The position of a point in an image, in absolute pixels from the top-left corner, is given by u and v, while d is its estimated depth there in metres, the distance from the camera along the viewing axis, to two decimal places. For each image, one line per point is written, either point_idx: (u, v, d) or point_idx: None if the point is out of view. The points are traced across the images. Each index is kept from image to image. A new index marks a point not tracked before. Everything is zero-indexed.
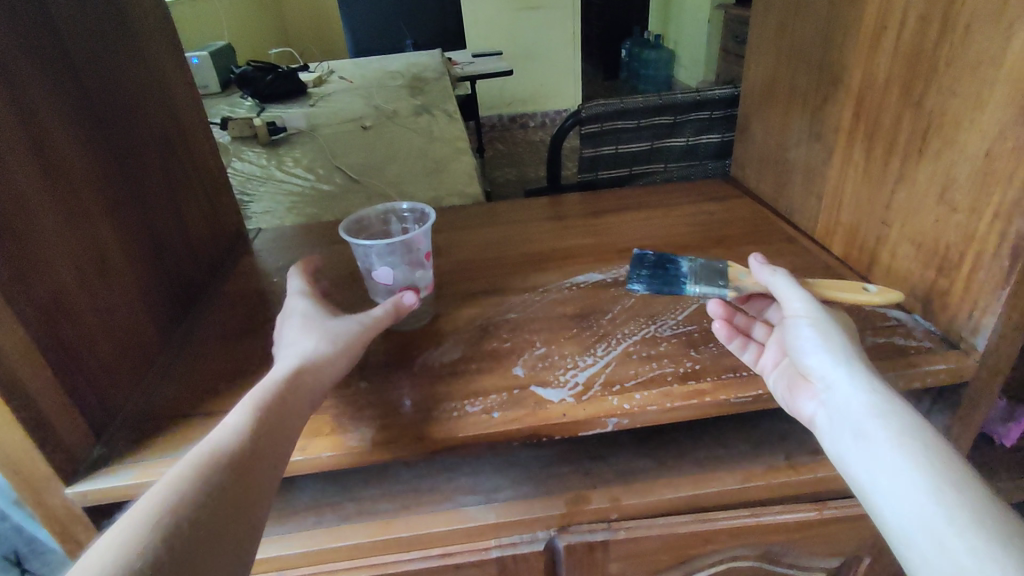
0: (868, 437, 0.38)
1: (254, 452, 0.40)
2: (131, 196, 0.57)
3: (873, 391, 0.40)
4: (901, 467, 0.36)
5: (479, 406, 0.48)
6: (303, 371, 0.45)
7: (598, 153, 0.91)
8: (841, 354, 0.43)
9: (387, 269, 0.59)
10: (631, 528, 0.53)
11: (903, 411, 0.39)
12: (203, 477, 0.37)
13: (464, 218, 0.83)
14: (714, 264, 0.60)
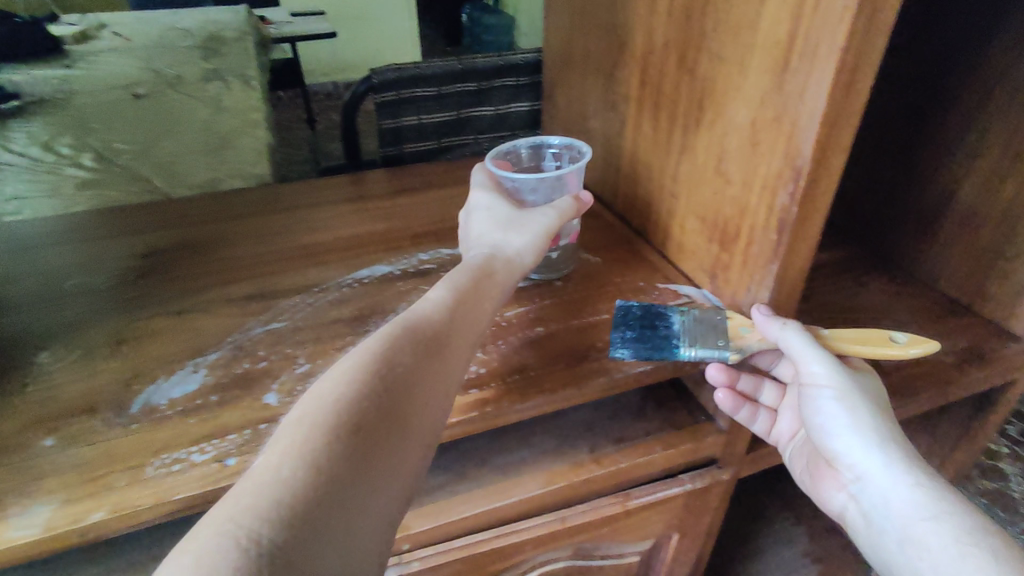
0: (916, 530, 0.39)
1: (375, 396, 0.34)
2: None
3: (913, 479, 0.40)
4: (951, 560, 0.37)
5: (211, 452, 0.38)
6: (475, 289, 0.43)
7: (400, 125, 0.81)
8: (874, 432, 0.42)
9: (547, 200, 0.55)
10: (424, 557, 0.47)
11: (948, 500, 0.39)
12: (332, 426, 0.31)
13: (240, 205, 0.71)
14: (710, 317, 0.47)
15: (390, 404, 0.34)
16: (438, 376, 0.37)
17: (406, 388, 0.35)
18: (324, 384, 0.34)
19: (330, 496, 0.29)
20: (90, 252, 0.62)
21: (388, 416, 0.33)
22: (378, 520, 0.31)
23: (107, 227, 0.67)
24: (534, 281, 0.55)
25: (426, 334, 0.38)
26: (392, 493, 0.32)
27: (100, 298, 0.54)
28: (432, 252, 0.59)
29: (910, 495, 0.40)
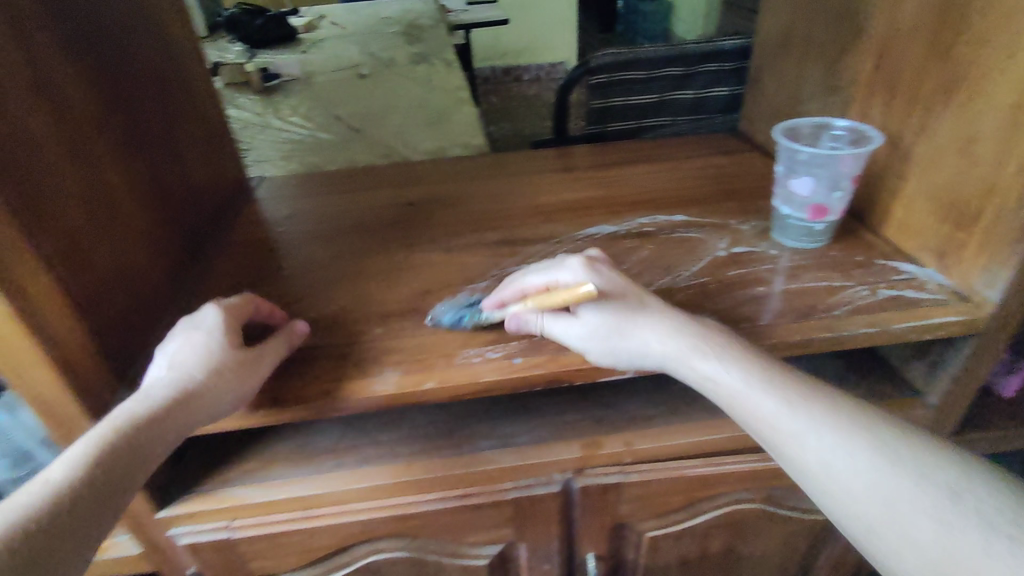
0: (867, 496, 0.39)
1: (153, 422, 0.41)
2: (139, 138, 0.55)
3: (846, 435, 0.41)
4: (911, 511, 0.38)
5: (501, 352, 0.49)
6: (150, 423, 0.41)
7: (608, 105, 0.91)
8: (793, 399, 0.42)
9: (806, 182, 0.56)
10: (643, 471, 0.55)
11: (896, 442, 0.40)
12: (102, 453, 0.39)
13: (471, 169, 0.82)
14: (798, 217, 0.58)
15: (137, 461, 0.40)
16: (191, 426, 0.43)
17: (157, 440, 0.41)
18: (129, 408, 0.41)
19: (70, 513, 0.36)
20: (363, 198, 0.76)
21: (127, 475, 0.39)
22: (113, 482, 0.39)
23: (370, 180, 0.82)
24: (749, 248, 0.60)
25: (169, 412, 0.42)
26: (107, 477, 0.38)
27: (384, 231, 0.67)
28: (650, 218, 0.66)
29: (851, 458, 0.40)
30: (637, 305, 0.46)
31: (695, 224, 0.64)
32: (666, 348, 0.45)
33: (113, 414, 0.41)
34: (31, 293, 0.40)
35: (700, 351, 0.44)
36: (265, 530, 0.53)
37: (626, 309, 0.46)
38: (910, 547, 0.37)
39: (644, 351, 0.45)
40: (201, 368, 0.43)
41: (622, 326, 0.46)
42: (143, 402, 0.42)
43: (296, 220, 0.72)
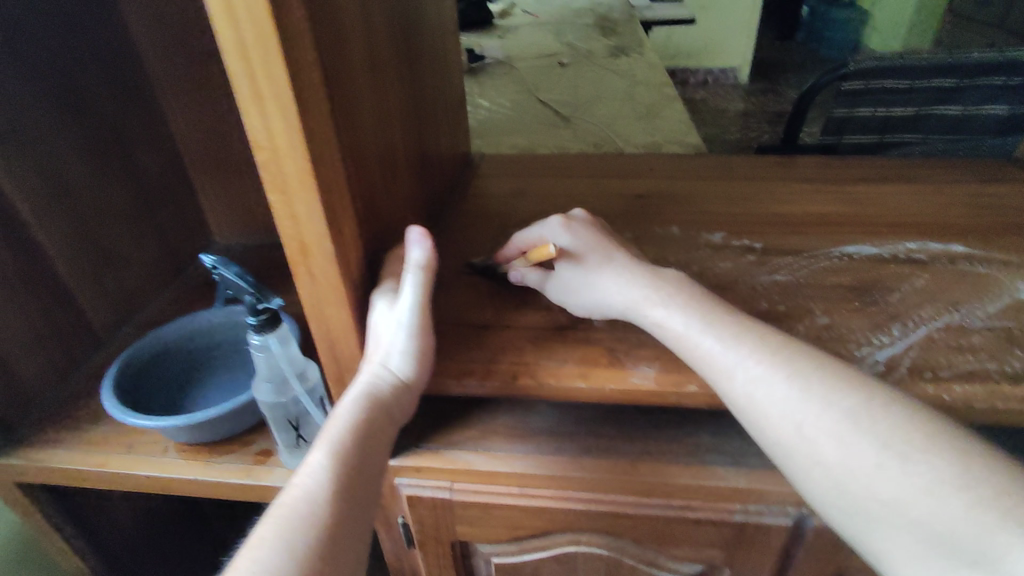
0: (823, 457, 0.39)
1: (371, 422, 0.42)
2: (413, 102, 0.58)
3: (820, 398, 0.40)
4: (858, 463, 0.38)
5: None
6: (375, 415, 0.42)
7: (851, 115, 0.84)
8: (745, 353, 0.42)
9: None
10: None
11: (865, 401, 0.39)
12: (342, 456, 0.40)
13: (695, 168, 0.79)
14: None
15: (368, 468, 0.41)
16: (377, 462, 0.42)
17: (365, 485, 0.41)
18: (338, 423, 0.42)
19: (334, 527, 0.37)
20: (585, 184, 0.75)
21: (372, 478, 0.41)
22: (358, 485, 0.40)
23: (587, 165, 0.81)
24: None
25: (387, 403, 0.43)
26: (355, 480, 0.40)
27: (615, 220, 0.66)
28: (919, 243, 0.59)
29: (813, 417, 0.40)
30: (603, 258, 0.49)
31: (979, 258, 0.56)
32: (647, 300, 0.46)
33: (328, 431, 0.42)
34: (346, 234, 0.42)
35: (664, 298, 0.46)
36: (483, 498, 0.54)
37: (599, 268, 0.49)
38: (867, 501, 0.38)
39: (612, 301, 0.48)
40: (412, 368, 0.44)
41: (583, 282, 0.49)
42: (347, 416, 0.42)
43: (523, 199, 0.72)
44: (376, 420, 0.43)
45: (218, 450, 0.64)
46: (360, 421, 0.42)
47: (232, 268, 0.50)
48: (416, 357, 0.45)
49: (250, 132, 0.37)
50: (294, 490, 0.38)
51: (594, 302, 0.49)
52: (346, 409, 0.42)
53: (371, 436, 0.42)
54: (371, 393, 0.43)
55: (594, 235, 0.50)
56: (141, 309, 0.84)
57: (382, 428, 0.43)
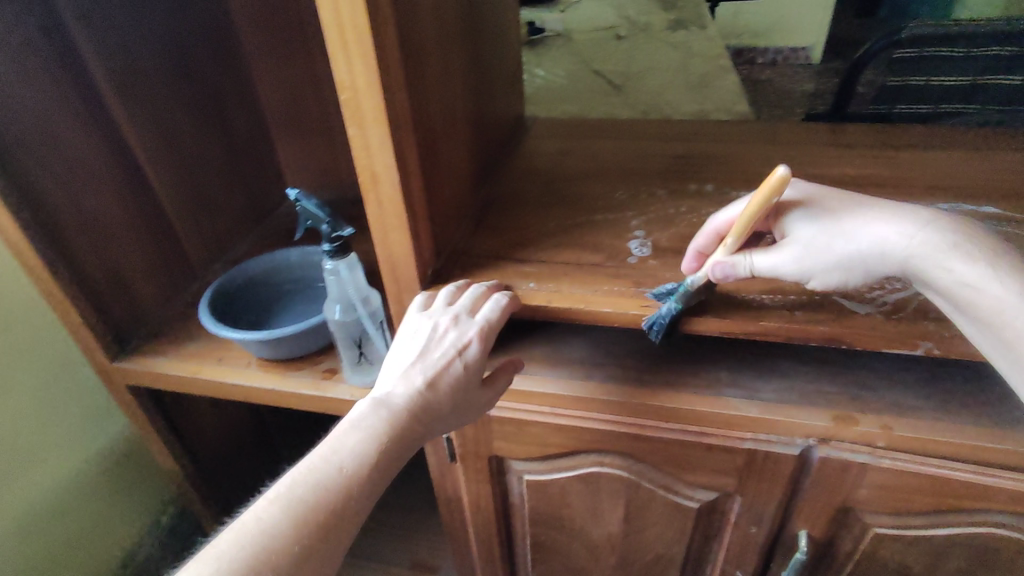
0: (984, 299, 0.43)
1: (412, 419, 0.50)
2: (472, 64, 0.65)
3: (975, 259, 0.43)
4: (1022, 311, 0.42)
5: (778, 302, 0.50)
6: (416, 411, 0.50)
7: (903, 83, 0.84)
8: (914, 224, 0.45)
9: None
10: (896, 460, 0.53)
11: (1021, 264, 0.43)
12: (376, 438, 0.48)
13: (738, 132, 0.82)
14: None
15: (392, 456, 0.49)
16: (400, 454, 0.50)
17: (386, 471, 0.48)
18: (383, 407, 0.49)
19: (342, 502, 0.45)
20: (629, 145, 0.80)
21: (391, 467, 0.49)
22: (378, 468, 0.47)
23: (632, 129, 0.85)
24: None
25: (427, 405, 0.51)
26: (375, 466, 0.47)
27: (652, 176, 0.70)
28: (952, 204, 0.61)
29: (963, 274, 0.43)
30: (847, 202, 0.47)
31: (1009, 218, 0.58)
32: (911, 243, 0.44)
33: (375, 409, 0.49)
34: (411, 168, 0.50)
35: (947, 247, 0.44)
36: (518, 415, 0.61)
37: (810, 224, 0.47)
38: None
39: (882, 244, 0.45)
40: (455, 386, 0.51)
41: (838, 230, 0.46)
42: (393, 405, 0.50)
43: (569, 158, 0.78)
44: (438, 400, 0.51)
45: (291, 366, 0.73)
46: (403, 416, 0.49)
47: (312, 200, 0.58)
48: (460, 385, 0.52)
49: (337, 75, 0.44)
50: (327, 455, 0.46)
51: (844, 264, 0.46)
52: (417, 378, 0.51)
53: (403, 431, 0.49)
54: (417, 395, 0.50)
55: (835, 197, 0.47)
56: (229, 248, 0.95)
57: (437, 407, 0.51)
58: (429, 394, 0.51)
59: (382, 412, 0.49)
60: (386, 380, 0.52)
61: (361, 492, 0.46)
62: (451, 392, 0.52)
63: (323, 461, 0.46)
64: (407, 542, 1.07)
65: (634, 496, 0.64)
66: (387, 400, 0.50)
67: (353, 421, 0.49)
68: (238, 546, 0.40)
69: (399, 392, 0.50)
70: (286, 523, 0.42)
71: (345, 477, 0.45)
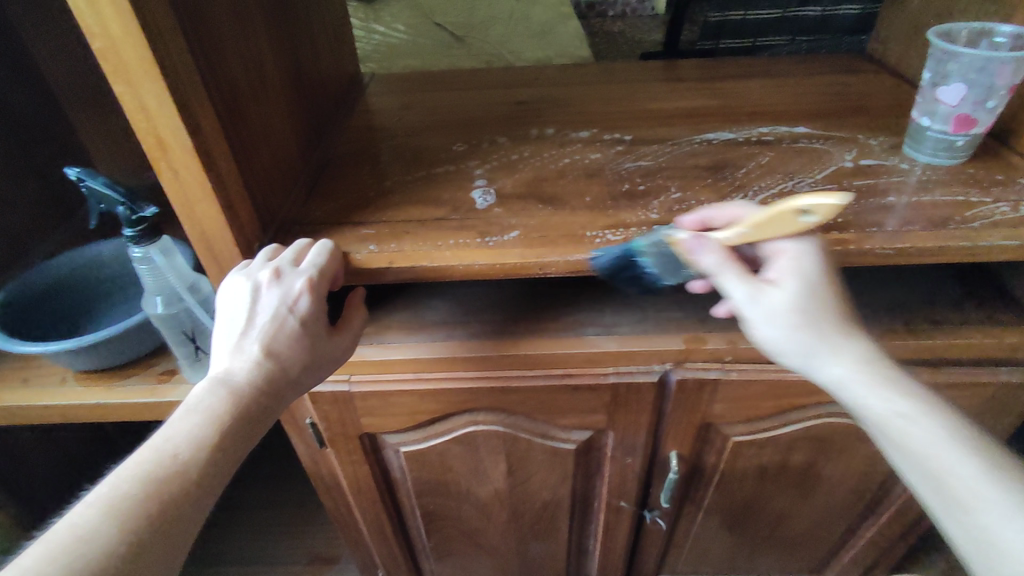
0: (897, 425, 0.44)
1: (258, 395, 0.44)
2: (276, 10, 0.58)
3: (967, 445, 0.43)
4: (950, 456, 0.43)
5: (621, 236, 0.50)
6: (260, 385, 0.44)
7: (724, 19, 0.87)
8: (876, 383, 0.44)
9: (957, 88, 0.54)
10: (743, 371, 0.56)
11: (971, 435, 0.44)
12: (218, 420, 0.42)
13: (579, 75, 0.82)
14: (950, 138, 0.55)
15: (239, 438, 0.43)
16: (249, 434, 0.44)
17: (234, 455, 0.43)
18: (219, 386, 0.44)
19: (186, 493, 0.39)
20: (472, 95, 0.77)
21: (240, 450, 0.44)
22: (225, 450, 0.42)
23: (475, 79, 0.82)
24: (878, 161, 0.58)
25: (272, 377, 0.45)
26: (221, 448, 0.42)
27: (496, 123, 0.68)
28: (770, 128, 0.64)
29: (899, 408, 0.44)
30: (808, 305, 0.44)
31: (818, 136, 0.62)
32: (852, 375, 0.44)
33: (210, 390, 0.43)
34: (206, 128, 0.43)
35: (875, 379, 0.44)
36: (380, 387, 0.57)
37: (801, 305, 0.44)
38: (930, 469, 0.44)
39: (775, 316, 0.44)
40: (298, 352, 0.46)
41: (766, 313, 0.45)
42: (232, 383, 0.44)
43: (410, 113, 0.73)
44: (283, 369, 0.46)
45: (117, 375, 0.64)
46: (247, 391, 0.44)
47: (99, 179, 0.49)
48: (304, 344, 0.47)
49: (79, 17, 0.37)
50: (162, 446, 0.40)
51: (768, 333, 0.45)
52: (254, 349, 0.45)
53: (249, 408, 0.44)
54: (257, 369, 0.45)
55: (829, 284, 0.45)
56: (28, 252, 0.81)
57: (284, 376, 0.46)
58: (270, 367, 0.45)
59: (221, 391, 0.43)
60: (218, 356, 0.46)
61: (209, 479, 0.41)
62: (296, 357, 0.46)
63: (155, 454, 0.40)
64: (300, 540, 1.01)
65: (513, 448, 0.64)
66: (225, 377, 0.44)
67: (188, 408, 0.43)
68: (47, 558, 0.33)
69: (238, 367, 0.44)
70: (115, 524, 0.36)
71: (184, 465, 0.40)
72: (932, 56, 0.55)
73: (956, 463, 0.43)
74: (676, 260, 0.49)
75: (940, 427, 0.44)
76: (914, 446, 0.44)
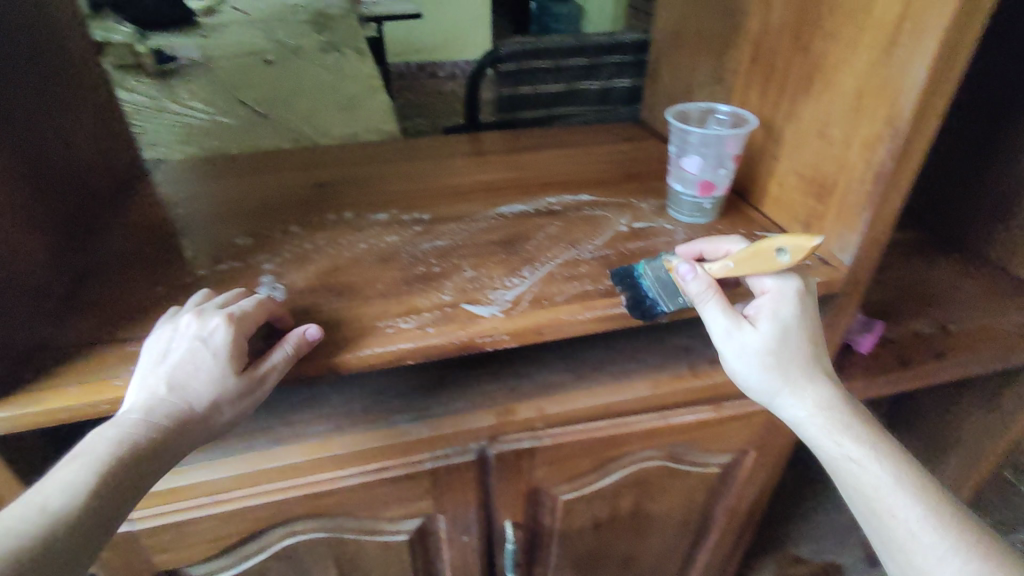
0: (836, 446, 0.49)
1: (160, 439, 0.40)
2: (9, 108, 0.51)
3: (915, 483, 0.47)
4: (875, 476, 0.48)
5: (413, 323, 0.50)
6: (167, 430, 0.40)
7: (517, 93, 0.95)
8: (848, 418, 0.49)
9: (694, 160, 0.61)
10: (555, 435, 0.57)
11: (892, 461, 0.48)
12: (113, 467, 0.38)
13: (384, 151, 0.83)
14: (698, 200, 0.63)
15: (131, 488, 0.38)
16: (146, 482, 0.39)
17: (125, 504, 0.38)
18: (113, 429, 0.39)
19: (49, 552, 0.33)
20: (270, 179, 0.74)
21: (133, 501, 0.38)
22: (117, 500, 0.37)
23: (274, 161, 0.80)
24: (648, 224, 0.64)
25: (185, 420, 0.41)
26: (116, 496, 0.37)
27: (291, 210, 0.66)
28: (558, 198, 0.69)
29: (849, 440, 0.49)
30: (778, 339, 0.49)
31: (599, 203, 0.68)
32: (817, 404, 0.49)
33: (105, 435, 0.39)
34: None
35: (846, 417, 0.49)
36: (171, 517, 0.51)
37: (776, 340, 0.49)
38: (876, 500, 0.48)
39: (759, 364, 0.49)
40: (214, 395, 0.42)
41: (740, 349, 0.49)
42: (128, 425, 0.39)
43: (199, 203, 0.69)
44: (193, 417, 0.42)
45: None
46: (147, 433, 0.40)
47: None
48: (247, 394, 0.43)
49: None
50: (40, 493, 0.35)
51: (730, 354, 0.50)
52: (166, 387, 0.42)
53: (149, 452, 0.39)
54: (163, 415, 0.41)
55: (806, 316, 0.50)
56: None
57: (199, 424, 0.42)
58: (178, 409, 0.41)
59: (115, 433, 0.39)
60: (124, 397, 0.42)
61: (84, 537, 0.35)
62: (228, 400, 0.42)
63: (26, 504, 0.35)
64: None
65: (341, 552, 0.59)
66: (123, 418, 0.40)
67: (78, 450, 0.38)
68: None
69: (130, 408, 0.41)
70: None
71: (60, 515, 0.35)
72: (671, 131, 0.63)
73: (874, 484, 0.48)
74: (672, 287, 0.51)
75: (877, 453, 0.48)
76: (852, 472, 0.49)
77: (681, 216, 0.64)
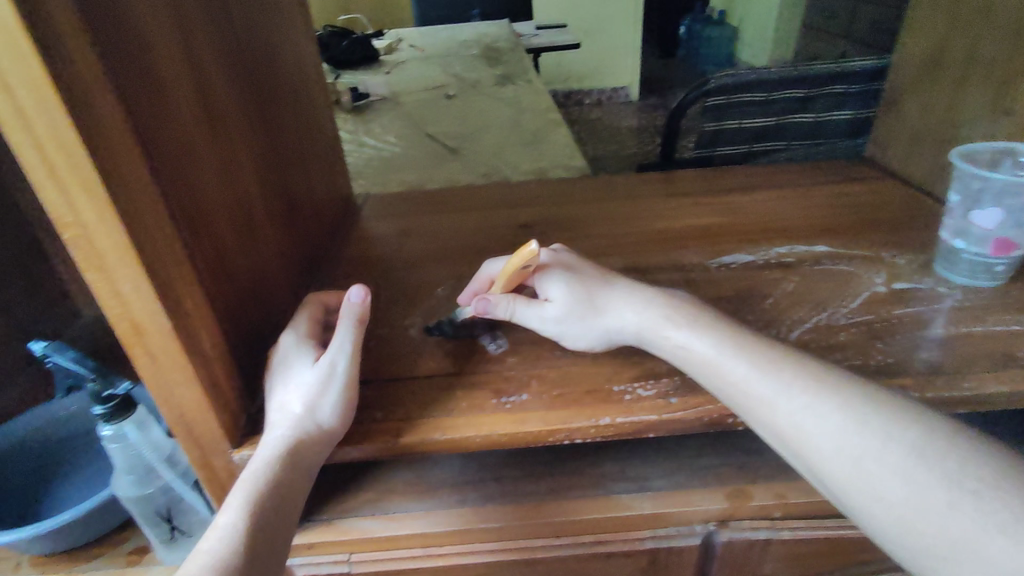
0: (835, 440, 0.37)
1: (286, 466, 0.40)
2: (271, 153, 0.54)
3: (915, 463, 0.34)
4: (874, 466, 0.35)
5: (653, 390, 0.45)
6: (291, 453, 0.41)
7: (721, 128, 0.89)
8: (790, 377, 0.39)
9: (990, 214, 0.52)
10: (795, 528, 0.49)
11: (906, 430, 0.36)
12: (260, 495, 0.39)
13: (580, 189, 0.80)
14: (986, 261, 0.52)
15: (281, 512, 0.39)
16: (288, 505, 0.40)
17: (278, 528, 0.39)
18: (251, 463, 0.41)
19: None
20: (473, 216, 0.74)
21: (282, 528, 0.39)
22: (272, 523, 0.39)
23: (473, 198, 0.80)
24: (911, 284, 0.54)
25: (298, 441, 0.41)
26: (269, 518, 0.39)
27: (499, 251, 0.65)
28: (788, 247, 0.61)
29: (826, 418, 0.37)
30: (603, 292, 0.48)
31: (840, 255, 0.59)
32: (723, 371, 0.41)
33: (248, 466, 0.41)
34: (188, 303, 0.38)
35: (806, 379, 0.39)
36: (385, 566, 0.50)
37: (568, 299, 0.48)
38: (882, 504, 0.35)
39: (619, 326, 0.47)
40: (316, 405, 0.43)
41: (590, 302, 0.47)
42: (268, 449, 0.41)
43: (408, 240, 0.70)
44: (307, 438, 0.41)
45: (83, 557, 0.56)
46: (278, 457, 0.40)
47: (67, 354, 0.45)
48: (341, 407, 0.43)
49: (51, 208, 0.32)
50: (214, 529, 0.38)
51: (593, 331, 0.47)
52: (274, 407, 0.43)
53: (277, 481, 0.40)
54: (279, 437, 0.41)
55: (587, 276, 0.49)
56: None
57: (310, 444, 0.41)
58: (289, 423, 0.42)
59: (257, 460, 0.41)
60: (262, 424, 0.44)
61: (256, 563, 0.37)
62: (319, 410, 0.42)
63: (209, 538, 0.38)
64: None
65: None
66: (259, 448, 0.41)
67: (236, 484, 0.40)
68: None
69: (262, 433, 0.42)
70: None
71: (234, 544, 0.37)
72: (958, 176, 0.54)
73: (879, 468, 0.35)
74: None
75: (856, 420, 0.37)
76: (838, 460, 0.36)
77: (956, 276, 0.54)
